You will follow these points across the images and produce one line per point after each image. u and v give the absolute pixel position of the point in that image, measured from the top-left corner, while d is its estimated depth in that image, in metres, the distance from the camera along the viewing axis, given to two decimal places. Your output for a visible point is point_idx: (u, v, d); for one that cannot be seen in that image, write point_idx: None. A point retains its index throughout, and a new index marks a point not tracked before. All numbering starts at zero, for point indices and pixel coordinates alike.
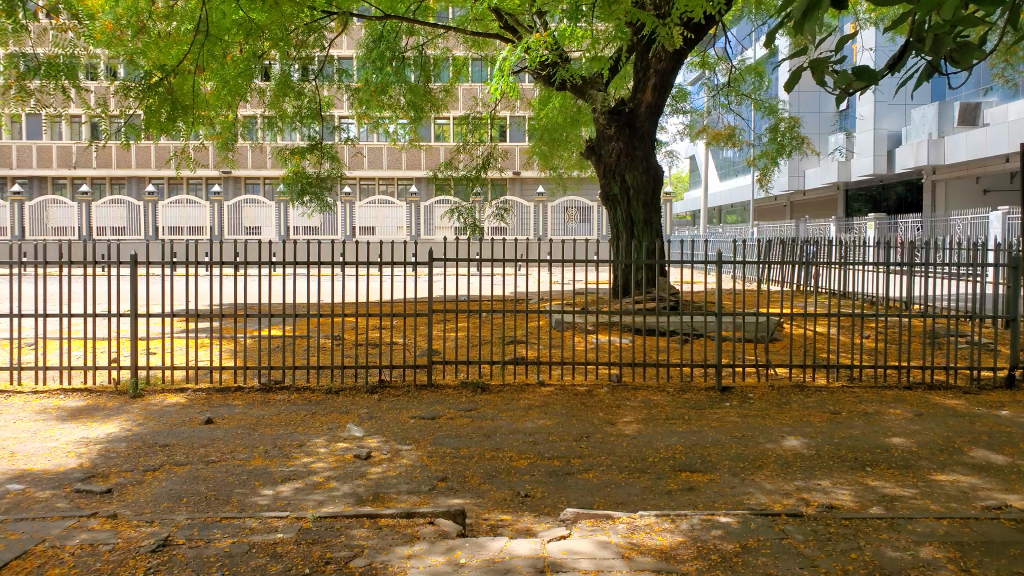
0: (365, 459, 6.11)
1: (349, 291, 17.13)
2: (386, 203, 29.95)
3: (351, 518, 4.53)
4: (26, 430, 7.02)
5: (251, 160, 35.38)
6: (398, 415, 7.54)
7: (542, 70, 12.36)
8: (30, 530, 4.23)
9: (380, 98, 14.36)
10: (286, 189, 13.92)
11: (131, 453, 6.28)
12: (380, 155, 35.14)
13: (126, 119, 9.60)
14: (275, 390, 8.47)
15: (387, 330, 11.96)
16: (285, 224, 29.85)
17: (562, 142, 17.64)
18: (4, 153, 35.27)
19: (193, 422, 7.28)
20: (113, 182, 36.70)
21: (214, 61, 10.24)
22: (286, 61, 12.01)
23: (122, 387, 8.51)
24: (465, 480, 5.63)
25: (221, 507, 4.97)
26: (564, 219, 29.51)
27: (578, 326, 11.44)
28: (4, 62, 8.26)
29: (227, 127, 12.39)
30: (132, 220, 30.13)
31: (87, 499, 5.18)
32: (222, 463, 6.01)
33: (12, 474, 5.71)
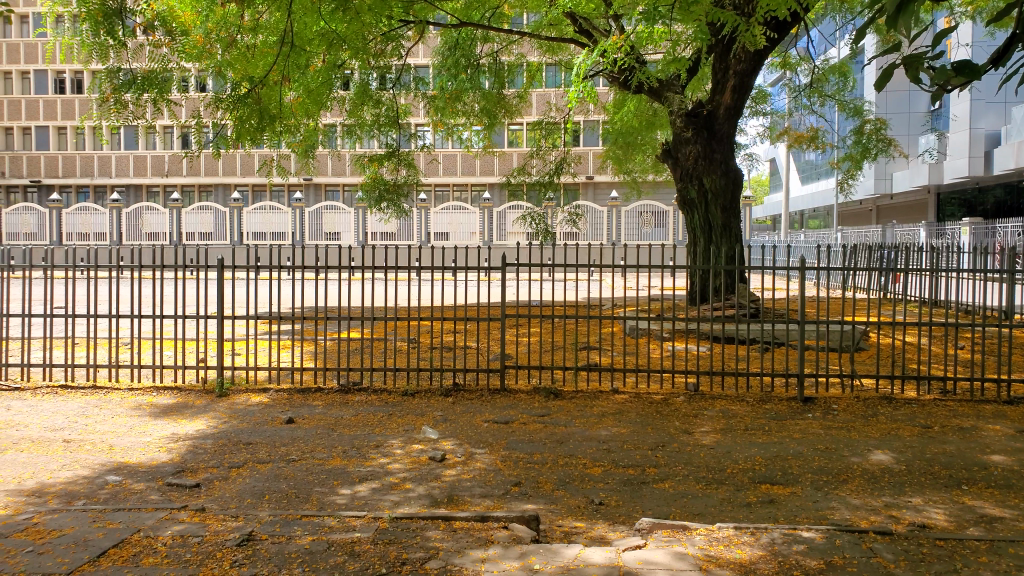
0: (440, 461, 6.17)
1: (426, 296, 17.44)
2: (460, 209, 30.31)
3: (426, 520, 4.58)
4: (122, 425, 7.38)
5: (331, 167, 36.45)
6: (472, 418, 7.59)
7: (618, 75, 12.27)
8: (125, 520, 4.43)
9: (455, 106, 14.56)
10: (365, 196, 14.25)
11: (217, 450, 6.51)
12: (455, 161, 35.64)
13: (216, 130, 10.02)
14: (353, 391, 8.66)
15: (461, 334, 12.10)
16: (363, 230, 30.58)
17: (637, 146, 17.56)
18: (104, 163, 37.35)
19: (275, 421, 7.51)
20: (201, 190, 38.34)
21: (298, 71, 10.52)
22: (365, 70, 12.28)
23: (209, 387, 8.84)
24: (539, 485, 5.61)
25: (301, 505, 5.10)
26: (638, 224, 29.24)
27: (653, 333, 11.34)
28: (103, 75, 8.75)
29: (309, 136, 12.80)
30: (219, 226, 31.39)
31: (178, 492, 5.40)
32: (302, 461, 6.18)
33: (110, 466, 6.00)
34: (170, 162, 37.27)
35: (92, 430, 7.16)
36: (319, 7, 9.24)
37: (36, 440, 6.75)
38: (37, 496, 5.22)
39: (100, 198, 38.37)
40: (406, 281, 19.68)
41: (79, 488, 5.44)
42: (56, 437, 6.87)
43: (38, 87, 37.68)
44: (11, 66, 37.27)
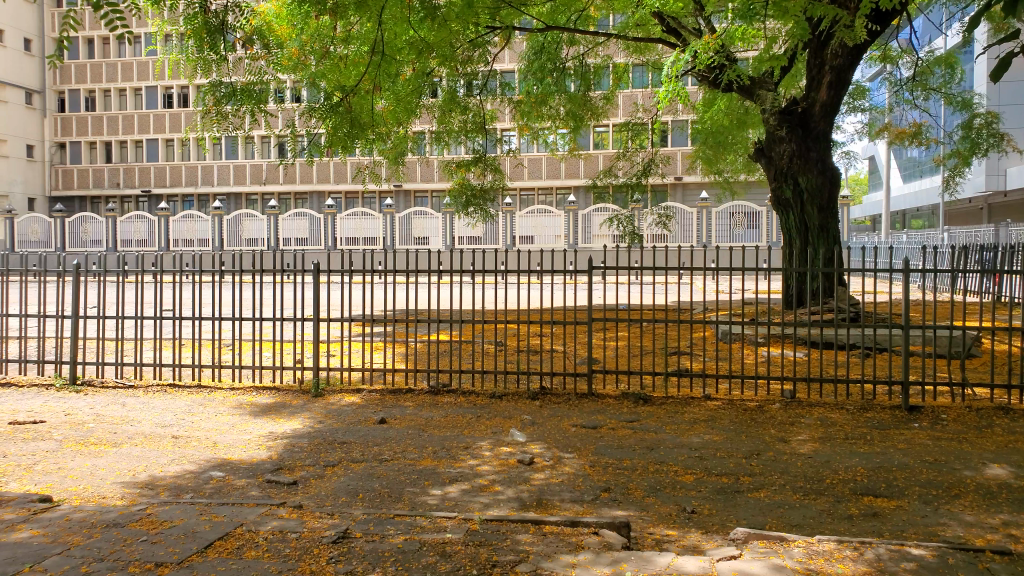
0: (529, 465, 6.17)
1: (513, 300, 17.58)
2: (546, 212, 30.36)
3: (516, 523, 4.58)
4: (225, 422, 7.72)
5: (419, 174, 37.23)
6: (560, 422, 7.56)
7: (707, 73, 12.00)
8: (229, 514, 4.62)
9: (541, 110, 14.56)
10: (451, 201, 14.44)
11: (313, 448, 6.72)
12: (541, 165, 35.77)
13: (310, 138, 10.33)
14: (442, 392, 8.79)
15: (549, 338, 12.11)
16: (450, 234, 31.07)
17: (727, 146, 17.13)
18: (207, 172, 39.34)
19: (368, 421, 7.69)
20: (297, 197, 39.79)
21: (389, 80, 10.71)
22: (452, 77, 12.40)
23: (305, 387, 9.14)
24: (629, 492, 5.53)
25: (394, 505, 5.19)
26: (729, 226, 28.57)
27: (747, 338, 11.05)
28: (206, 88, 9.19)
29: (399, 143, 13.08)
30: (313, 231, 32.49)
31: (277, 489, 5.59)
32: (394, 461, 6.29)
33: (214, 462, 6.28)
34: (268, 171, 38.86)
35: (198, 427, 7.50)
36: (409, 15, 9.44)
37: (147, 435, 7.13)
38: (149, 488, 5.51)
39: (203, 206, 40.34)
40: (493, 284, 19.94)
41: (186, 482, 5.70)
42: (166, 433, 7.24)
43: (149, 102, 39.99)
44: (124, 83, 39.69)
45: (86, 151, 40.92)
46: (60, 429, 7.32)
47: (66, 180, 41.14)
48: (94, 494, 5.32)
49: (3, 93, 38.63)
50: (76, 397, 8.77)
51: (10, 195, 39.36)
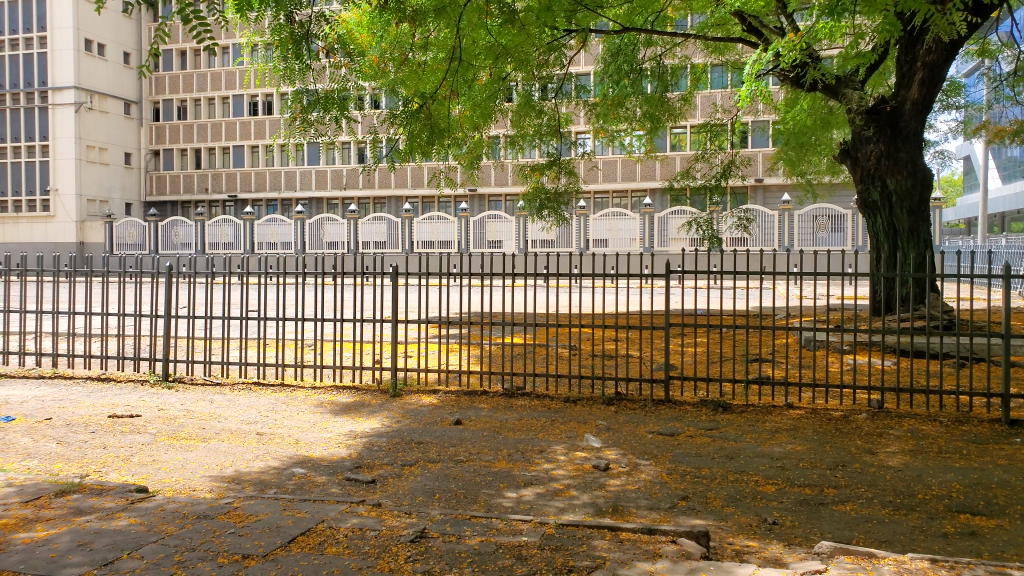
0: (604, 470, 6.12)
1: (588, 305, 17.52)
2: (621, 215, 30.20)
3: (593, 528, 4.54)
4: (306, 420, 7.93)
5: (494, 178, 37.57)
6: (636, 428, 7.47)
7: (789, 72, 11.63)
8: (311, 510, 4.74)
9: (618, 112, 14.42)
10: (525, 205, 14.46)
11: (391, 447, 6.83)
12: (616, 168, 35.55)
13: (389, 144, 10.50)
14: (516, 395, 8.80)
15: (625, 343, 12.08)
16: (524, 237, 31.19)
17: (811, 146, 16.56)
18: (291, 178, 40.65)
19: (444, 422, 7.78)
20: (376, 202, 40.67)
21: (465, 86, 10.77)
22: (528, 82, 12.42)
23: (384, 387, 9.30)
24: (707, 501, 5.41)
25: (469, 506, 5.23)
26: (812, 229, 27.75)
27: (832, 346, 10.71)
28: (292, 98, 9.47)
29: (475, 147, 13.16)
30: (391, 235, 33.16)
31: (356, 487, 5.70)
32: (470, 463, 6.34)
33: (296, 459, 6.45)
34: (347, 176, 39.86)
35: (281, 424, 7.74)
36: (487, 21, 9.40)
37: (234, 431, 7.40)
38: (236, 482, 5.71)
39: (286, 210, 41.66)
40: (566, 288, 19.93)
41: (270, 477, 5.88)
42: (252, 429, 7.49)
43: (235, 111, 41.59)
44: (213, 92, 41.50)
45: (178, 158, 42.86)
46: (153, 423, 7.68)
47: (160, 186, 43.19)
48: (185, 487, 5.56)
49: (105, 104, 40.78)
50: (168, 393, 9.18)
51: (109, 201, 41.56)
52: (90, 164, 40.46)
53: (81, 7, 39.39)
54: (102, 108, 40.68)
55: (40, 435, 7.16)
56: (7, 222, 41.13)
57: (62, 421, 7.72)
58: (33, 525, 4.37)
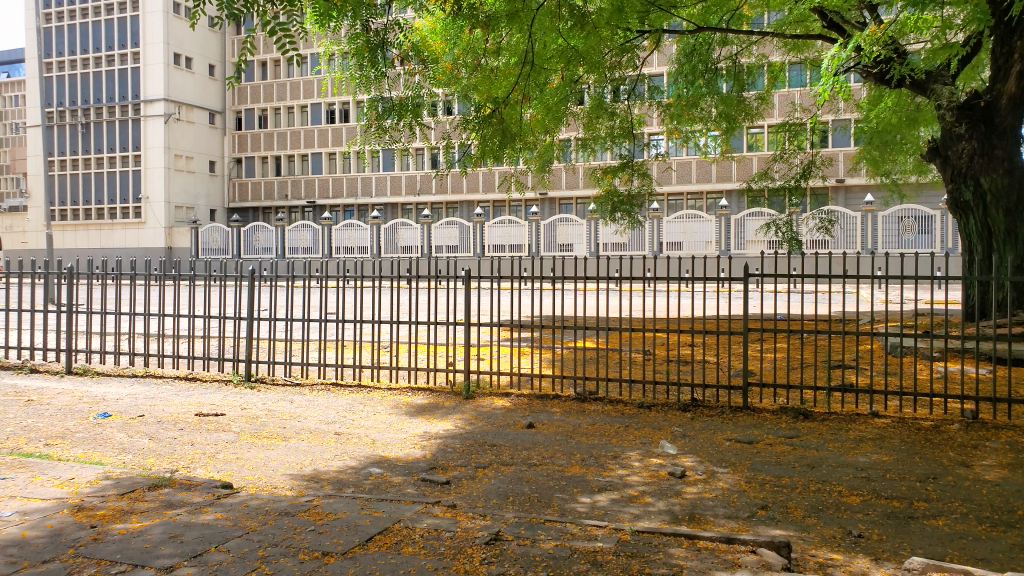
0: (680, 477, 6.01)
1: (661, 309, 17.32)
2: (695, 217, 29.75)
3: (670, 536, 4.46)
4: (382, 421, 8.08)
5: (565, 181, 37.58)
6: (713, 435, 7.31)
7: (872, 68, 11.11)
8: (388, 510, 4.81)
9: (692, 112, 14.13)
10: (598, 207, 14.45)
11: (465, 449, 6.88)
12: (690, 169, 35.03)
13: (462, 149, 10.61)
14: (589, 400, 8.75)
15: (701, 348, 11.90)
16: (596, 240, 31.05)
17: (896, 145, 15.92)
18: (367, 184, 41.55)
19: (517, 425, 7.79)
20: (449, 206, 41.12)
21: (538, 90, 10.75)
22: (600, 84, 12.35)
23: (457, 389, 9.38)
24: (788, 511, 5.24)
25: (543, 509, 5.22)
26: (898, 230, 26.70)
27: (921, 353, 10.27)
28: (367, 105, 9.66)
29: (546, 150, 13.11)
30: (463, 239, 33.48)
31: (431, 488, 5.77)
32: (543, 467, 6.32)
33: (372, 459, 6.57)
34: (420, 181, 40.49)
35: (358, 424, 7.90)
36: (559, 25, 9.39)
37: (313, 431, 7.59)
38: (315, 481, 5.85)
39: (362, 215, 42.62)
40: (639, 293, 19.73)
41: (348, 477, 6.01)
42: (330, 429, 7.68)
43: (313, 119, 42.76)
44: (293, 101, 42.82)
45: (259, 166, 44.36)
46: (237, 421, 7.95)
47: (242, 193, 44.76)
48: (267, 484, 5.72)
49: (192, 115, 42.67)
50: (251, 393, 9.50)
51: (195, 207, 43.33)
52: (178, 172, 42.27)
53: (171, 22, 41.30)
54: (189, 119, 42.47)
55: (133, 430, 7.50)
56: (103, 229, 43.32)
57: (153, 418, 8.08)
58: (128, 517, 4.58)
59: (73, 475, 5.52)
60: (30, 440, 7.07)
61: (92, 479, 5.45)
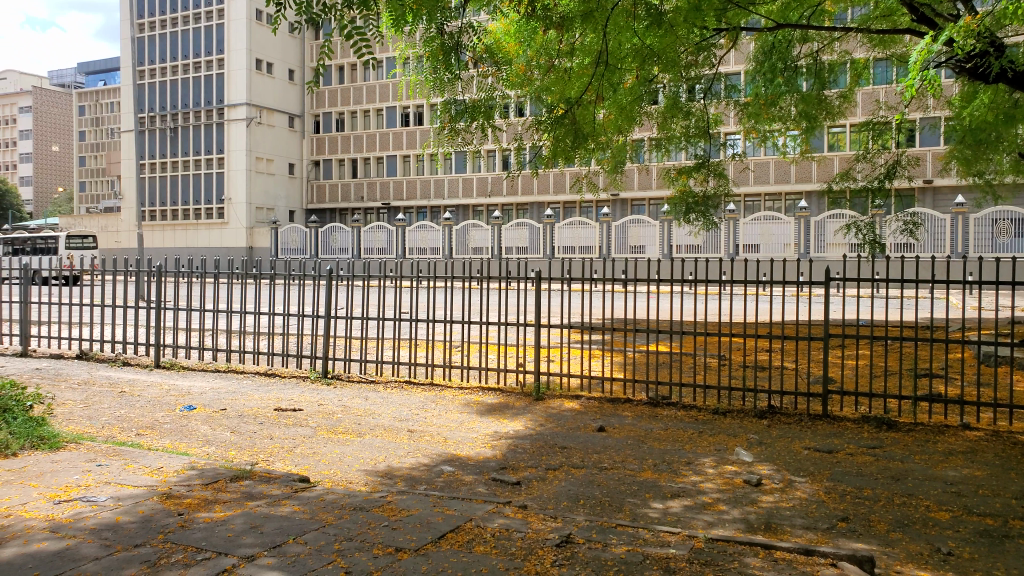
0: (756, 486, 5.85)
1: (736, 314, 16.95)
2: (773, 219, 29.05)
3: (745, 545, 4.34)
4: (454, 420, 8.16)
5: (638, 182, 37.19)
6: (791, 444, 7.10)
7: (966, 63, 10.53)
8: (460, 509, 4.86)
9: (771, 111, 13.76)
10: (671, 208, 14.31)
11: (535, 451, 6.88)
12: (768, 169, 34.24)
13: (534, 151, 10.64)
14: (662, 405, 8.62)
15: (778, 354, 11.63)
16: (669, 242, 30.60)
17: (990, 144, 15.10)
18: (439, 186, 42.09)
19: (588, 428, 7.75)
20: (519, 208, 41.22)
21: (611, 89, 10.56)
22: (675, 83, 12.15)
23: (527, 389, 9.39)
24: (871, 524, 5.04)
25: (615, 513, 5.17)
26: (992, 233, 25.46)
27: (1017, 362, 9.76)
28: (440, 108, 9.76)
29: (618, 150, 12.98)
30: (534, 240, 33.53)
31: (502, 488, 5.79)
32: (615, 471, 6.26)
33: (445, 458, 6.64)
34: (492, 183, 40.74)
35: (431, 422, 8.00)
36: (635, 25, 9.28)
37: (387, 428, 7.73)
38: (388, 477, 5.95)
39: (434, 216, 43.15)
40: (714, 298, 19.35)
41: (420, 474, 6.09)
42: (403, 427, 7.80)
43: (389, 121, 43.54)
44: (369, 104, 43.73)
45: (336, 168, 45.47)
46: (314, 417, 8.17)
47: (320, 194, 46.02)
48: (343, 479, 5.86)
49: (273, 119, 44.08)
50: (327, 389, 9.75)
51: (275, 208, 44.71)
52: (259, 174, 43.72)
53: (254, 29, 42.75)
54: (270, 122, 43.90)
55: (217, 423, 7.79)
56: (188, 229, 45.08)
57: (235, 411, 8.37)
58: (213, 506, 4.75)
59: (160, 464, 5.77)
60: (122, 430, 7.44)
61: (179, 468, 5.68)
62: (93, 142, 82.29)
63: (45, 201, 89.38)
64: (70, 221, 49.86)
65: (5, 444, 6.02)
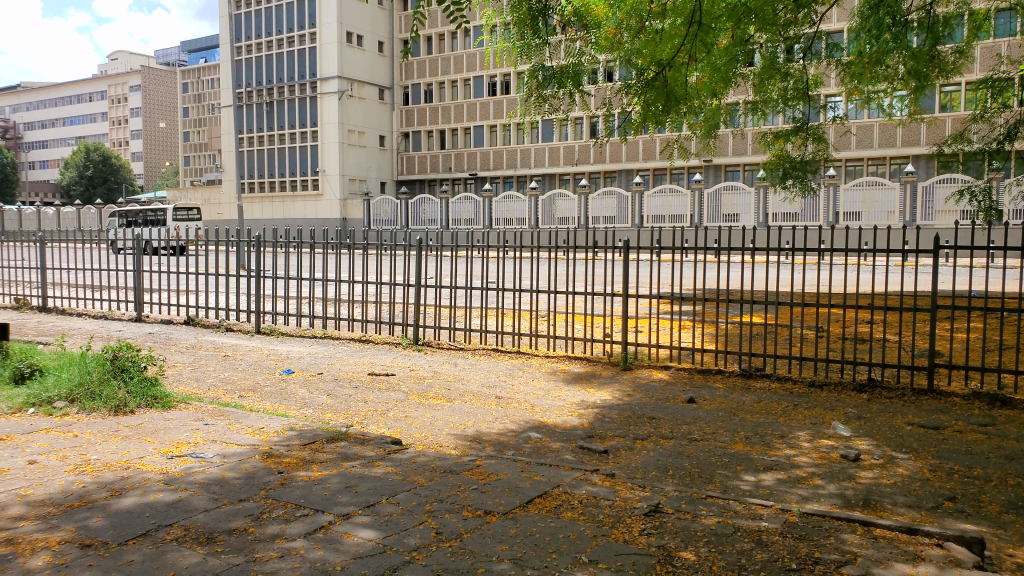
0: (854, 461, 5.64)
1: (837, 285, 16.27)
2: (877, 184, 27.67)
3: (842, 521, 4.20)
4: (541, 388, 8.20)
5: (732, 147, 36.06)
6: (892, 419, 6.81)
7: None
8: (548, 474, 4.89)
9: (876, 70, 12.99)
10: (767, 174, 13.84)
11: (623, 420, 6.84)
12: (872, 133, 32.55)
13: (622, 117, 10.46)
14: (755, 376, 8.41)
15: (880, 326, 11.16)
16: (764, 210, 29.62)
17: None
18: (527, 155, 42.00)
19: (677, 399, 7.64)
20: (608, 176, 40.63)
21: (706, 51, 10.12)
22: (773, 44, 11.62)
23: (615, 359, 9.34)
24: (980, 505, 4.78)
25: (705, 485, 5.10)
26: None
27: None
28: (529, 75, 9.66)
29: (712, 114, 12.56)
30: (622, 209, 33.13)
31: (589, 456, 5.79)
32: (705, 442, 6.16)
33: (531, 424, 6.69)
34: (579, 152, 40.37)
35: (518, 389, 8.08)
36: None
37: (475, 394, 7.85)
38: (477, 442, 6.05)
39: (521, 186, 43.13)
40: (812, 269, 18.63)
41: (508, 439, 6.16)
42: (491, 393, 7.91)
43: (476, 91, 43.55)
44: (457, 75, 43.88)
45: (425, 139, 46.05)
46: (406, 382, 8.40)
47: (410, 166, 46.76)
48: (433, 442, 6.00)
49: (364, 91, 44.91)
50: (418, 355, 10.00)
51: (367, 180, 45.70)
52: (352, 147, 44.70)
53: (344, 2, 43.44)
54: (361, 95, 44.72)
55: (314, 386, 8.12)
56: (284, 201, 46.66)
57: (331, 376, 8.70)
58: (311, 465, 4.95)
59: (262, 425, 6.05)
60: (227, 391, 7.84)
61: (279, 429, 5.94)
62: (197, 118, 85.85)
63: (155, 175, 94.07)
64: (177, 195, 52.47)
65: (124, 403, 6.46)
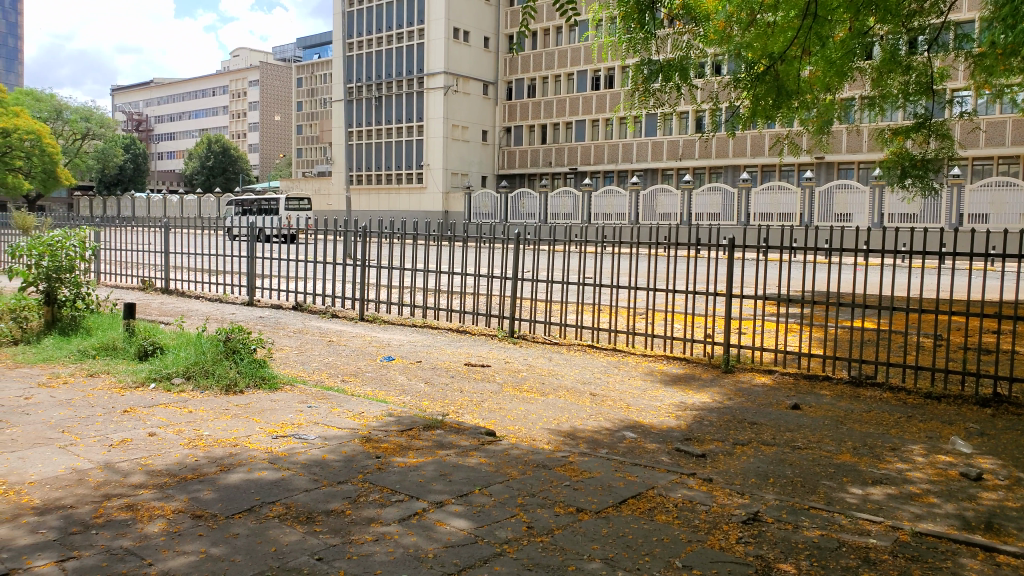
0: (975, 481, 5.25)
1: (959, 292, 15.28)
2: (1007, 185, 25.73)
3: (960, 544, 3.92)
4: (637, 387, 8.07)
5: (846, 143, 34.48)
6: (1019, 437, 6.31)
7: None
8: (642, 475, 4.80)
9: (1011, 63, 12.04)
10: (884, 172, 13.11)
11: (722, 424, 6.64)
12: (1004, 129, 30.35)
13: (728, 113, 10.13)
14: (866, 385, 7.97)
15: (1007, 337, 10.38)
16: (880, 211, 28.14)
17: None
18: (629, 150, 41.48)
19: (781, 405, 7.34)
20: (712, 172, 39.63)
21: (821, 44, 9.62)
22: (895, 35, 10.95)
23: (715, 361, 9.08)
24: None
25: (808, 495, 4.87)
26: None
27: None
28: (634, 70, 9.46)
29: (826, 110, 11.98)
30: (727, 207, 32.30)
31: (685, 458, 5.64)
32: (809, 451, 5.90)
33: (626, 423, 6.59)
34: (683, 147, 39.55)
35: (613, 387, 7.98)
36: None
37: (569, 389, 7.81)
38: (571, 438, 6.00)
39: (622, 181, 42.69)
40: (932, 273, 17.57)
41: (602, 437, 6.08)
42: (586, 389, 7.84)
43: (579, 86, 43.31)
44: (559, 69, 43.78)
45: (527, 134, 46.25)
46: (501, 374, 8.46)
47: (510, 160, 47.05)
48: (526, 436, 6.00)
49: (468, 86, 45.49)
50: (514, 348, 10.05)
51: (469, 173, 46.29)
52: (455, 141, 45.40)
53: None
54: (465, 90, 45.37)
55: (412, 374, 8.30)
56: (389, 193, 47.90)
57: (429, 364, 8.86)
58: (407, 452, 5.04)
59: (361, 410, 6.22)
60: (330, 375, 8.12)
61: (377, 414, 6.09)
62: (310, 112, 89.37)
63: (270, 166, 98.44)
64: (289, 185, 54.79)
65: (235, 382, 6.79)
